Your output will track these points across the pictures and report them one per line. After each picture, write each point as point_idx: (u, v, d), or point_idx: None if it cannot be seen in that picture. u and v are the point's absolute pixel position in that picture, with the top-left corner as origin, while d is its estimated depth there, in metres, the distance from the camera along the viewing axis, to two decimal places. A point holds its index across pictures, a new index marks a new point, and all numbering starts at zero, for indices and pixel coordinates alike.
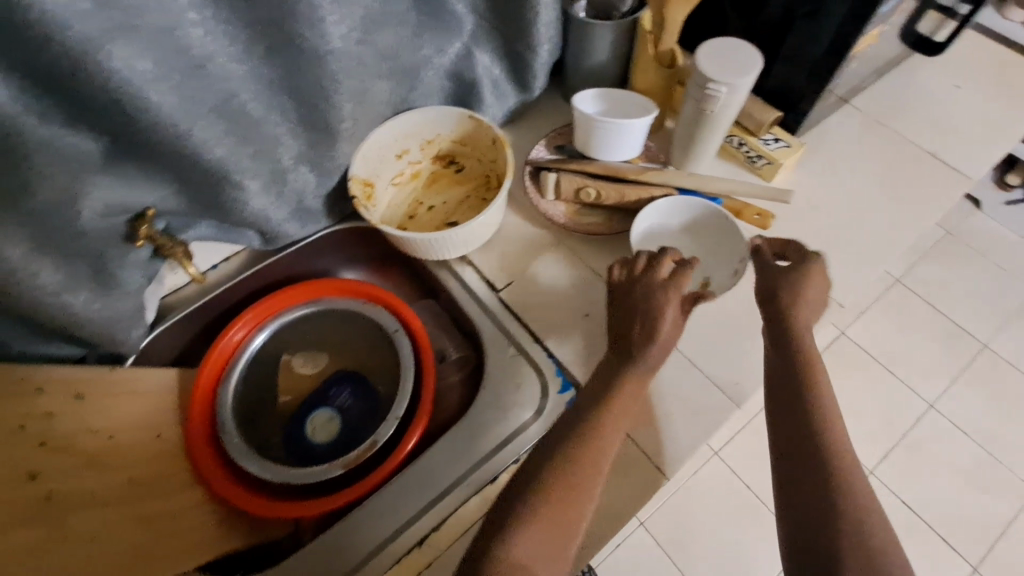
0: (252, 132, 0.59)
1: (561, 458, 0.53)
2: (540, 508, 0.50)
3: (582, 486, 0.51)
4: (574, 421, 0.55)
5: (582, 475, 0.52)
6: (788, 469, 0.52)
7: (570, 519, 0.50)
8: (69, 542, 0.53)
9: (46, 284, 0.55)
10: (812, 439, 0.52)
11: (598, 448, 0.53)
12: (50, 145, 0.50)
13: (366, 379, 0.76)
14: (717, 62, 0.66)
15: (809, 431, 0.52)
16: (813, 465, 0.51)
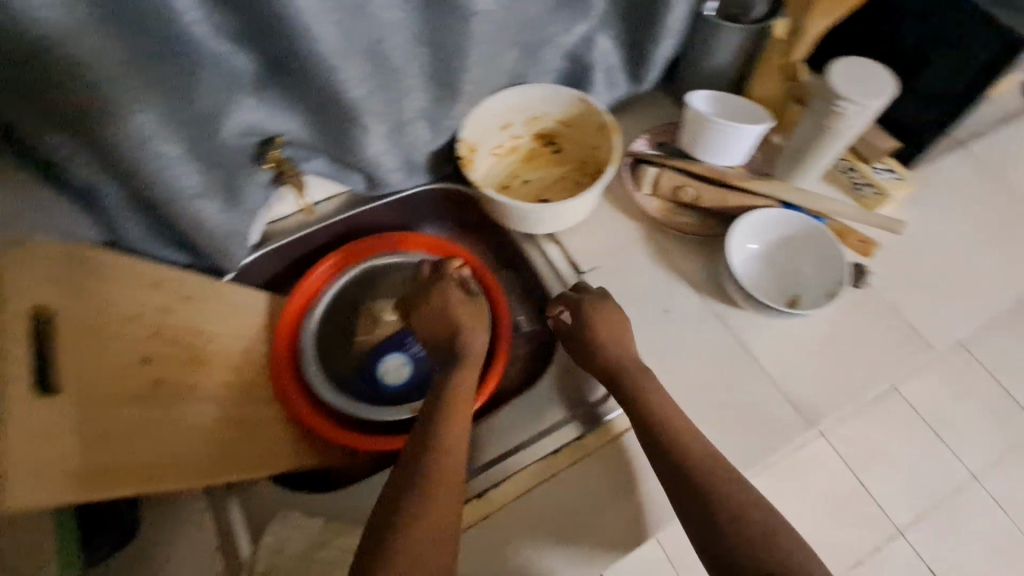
0: (390, 78, 0.62)
1: (424, 470, 0.55)
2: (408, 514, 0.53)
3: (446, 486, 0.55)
4: (433, 431, 0.58)
5: (453, 483, 0.56)
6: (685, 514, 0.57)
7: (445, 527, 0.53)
8: (173, 427, 0.57)
9: (187, 187, 0.58)
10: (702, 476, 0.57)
11: (443, 465, 0.56)
12: (215, 59, 0.53)
13: None
14: (850, 79, 0.65)
15: (693, 473, 0.57)
16: (718, 498, 0.56)
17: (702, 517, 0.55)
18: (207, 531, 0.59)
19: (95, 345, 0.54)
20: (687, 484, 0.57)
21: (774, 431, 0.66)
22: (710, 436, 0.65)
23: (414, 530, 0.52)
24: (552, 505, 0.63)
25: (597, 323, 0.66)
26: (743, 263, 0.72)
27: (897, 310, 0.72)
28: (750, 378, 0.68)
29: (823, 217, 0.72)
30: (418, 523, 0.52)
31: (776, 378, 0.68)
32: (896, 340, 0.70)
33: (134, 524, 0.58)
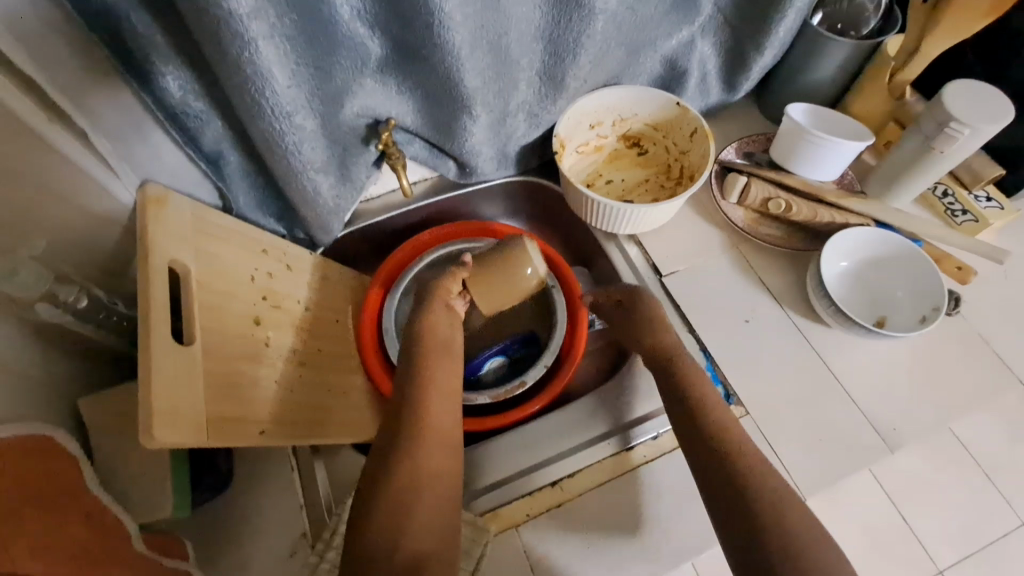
0: (506, 71, 0.64)
1: (422, 466, 0.56)
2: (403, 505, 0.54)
3: (433, 478, 0.56)
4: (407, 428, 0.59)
5: (445, 477, 0.57)
6: (717, 508, 0.56)
7: (443, 513, 0.55)
8: (280, 387, 0.60)
9: (311, 162, 0.61)
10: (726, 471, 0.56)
11: (428, 458, 0.56)
12: (352, 40, 0.55)
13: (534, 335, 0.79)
14: (966, 103, 0.64)
15: (716, 476, 0.56)
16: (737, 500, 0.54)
17: (742, 512, 0.54)
18: (293, 490, 0.62)
19: (215, 300, 0.56)
20: (724, 493, 0.55)
21: (852, 452, 0.65)
22: (785, 449, 0.65)
23: (410, 519, 0.53)
24: (627, 498, 0.63)
25: (643, 316, 0.67)
26: (833, 281, 0.72)
27: (987, 340, 0.71)
28: (829, 395, 0.68)
29: (919, 240, 0.73)
30: (414, 515, 0.53)
31: (856, 398, 0.68)
32: (984, 371, 0.69)
33: (228, 474, 0.61)
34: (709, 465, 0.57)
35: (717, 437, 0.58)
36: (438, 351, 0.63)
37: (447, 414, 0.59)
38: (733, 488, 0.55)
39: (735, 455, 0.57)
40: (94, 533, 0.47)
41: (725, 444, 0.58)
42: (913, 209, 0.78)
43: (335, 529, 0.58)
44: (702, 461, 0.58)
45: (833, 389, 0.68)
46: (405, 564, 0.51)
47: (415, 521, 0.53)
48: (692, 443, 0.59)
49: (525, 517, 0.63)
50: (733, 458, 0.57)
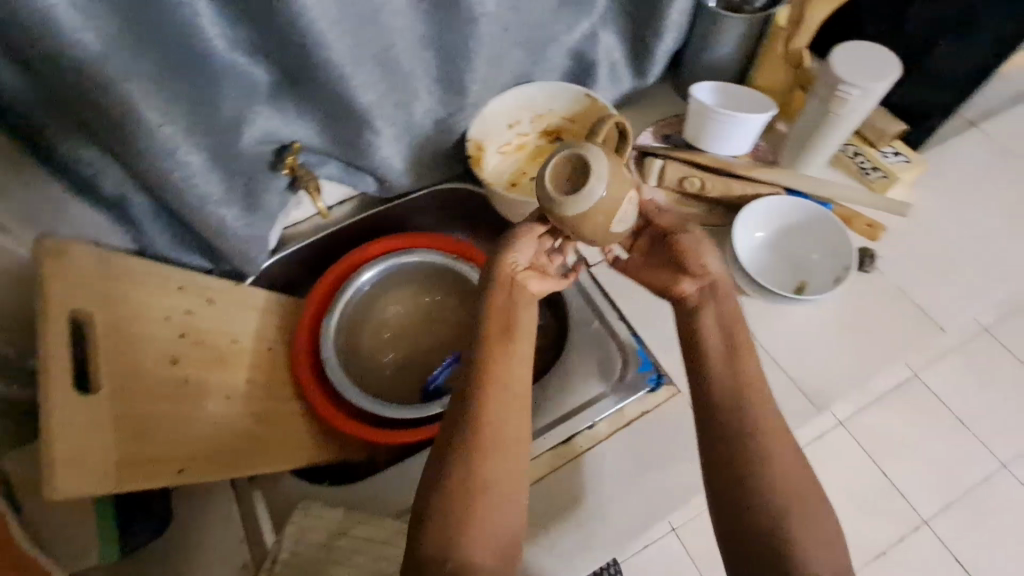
0: (399, 82, 0.64)
1: (493, 465, 0.48)
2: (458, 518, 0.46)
3: (497, 487, 0.48)
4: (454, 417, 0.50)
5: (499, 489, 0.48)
6: (732, 514, 0.48)
7: (506, 527, 0.48)
8: (202, 424, 0.61)
9: (210, 195, 0.61)
10: (752, 475, 0.48)
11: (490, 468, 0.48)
12: (234, 70, 0.56)
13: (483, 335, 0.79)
14: (853, 64, 0.65)
15: (738, 475, 0.49)
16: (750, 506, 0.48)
17: (759, 521, 0.47)
18: (232, 521, 0.62)
19: (126, 343, 0.59)
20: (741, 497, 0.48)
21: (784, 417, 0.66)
22: None
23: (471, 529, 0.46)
24: (565, 490, 0.64)
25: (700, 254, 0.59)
26: (752, 252, 0.73)
27: (906, 293, 0.72)
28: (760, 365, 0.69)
29: (830, 203, 0.74)
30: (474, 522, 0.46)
31: (784, 365, 0.69)
32: (905, 324, 0.70)
33: (164, 512, 0.62)
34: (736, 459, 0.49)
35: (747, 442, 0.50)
36: (501, 337, 0.52)
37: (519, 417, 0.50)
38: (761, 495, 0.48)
39: (759, 462, 0.49)
40: None
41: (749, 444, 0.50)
42: (828, 174, 0.79)
43: (275, 556, 0.57)
44: (726, 465, 0.50)
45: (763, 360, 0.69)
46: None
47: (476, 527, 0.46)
48: (727, 435, 0.51)
49: None
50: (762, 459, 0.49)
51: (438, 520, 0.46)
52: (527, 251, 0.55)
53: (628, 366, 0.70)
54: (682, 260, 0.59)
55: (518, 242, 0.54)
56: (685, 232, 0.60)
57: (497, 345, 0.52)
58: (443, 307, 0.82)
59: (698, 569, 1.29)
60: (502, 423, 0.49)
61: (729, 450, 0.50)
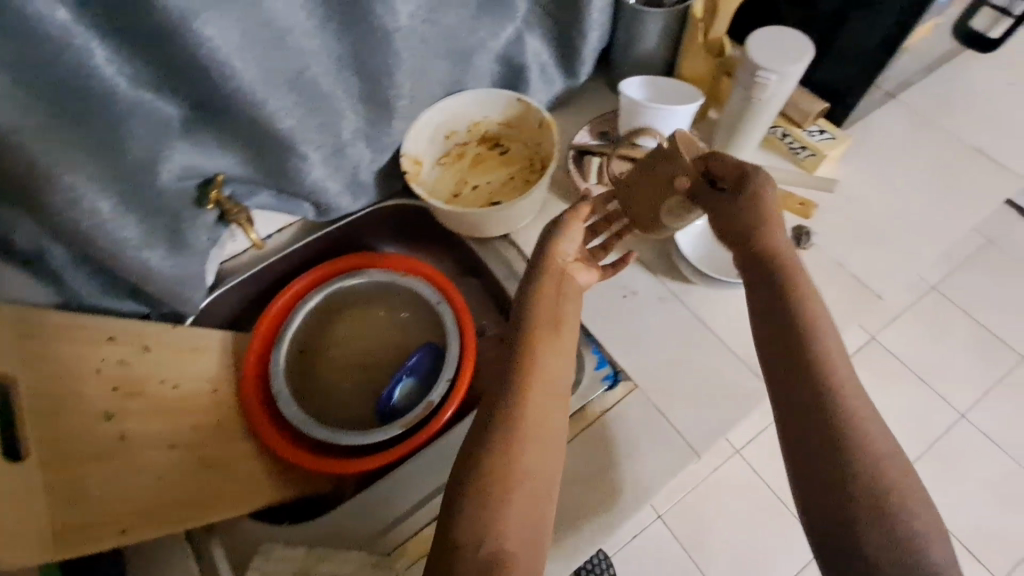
0: (320, 105, 0.62)
1: (533, 455, 0.49)
2: (494, 503, 0.47)
3: (534, 478, 0.49)
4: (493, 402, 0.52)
5: (529, 477, 0.49)
6: (818, 485, 0.47)
7: (539, 514, 0.48)
8: (145, 478, 0.59)
9: (129, 239, 0.59)
10: (836, 441, 0.47)
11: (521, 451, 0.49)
12: (139, 108, 0.53)
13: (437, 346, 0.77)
14: (769, 50, 0.66)
15: (824, 445, 0.47)
16: (836, 475, 0.46)
17: (848, 487, 0.46)
18: None
19: (56, 402, 0.57)
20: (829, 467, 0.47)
21: (740, 400, 0.67)
22: (677, 414, 0.66)
23: (502, 517, 0.46)
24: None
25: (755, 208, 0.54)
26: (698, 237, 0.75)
27: (843, 265, 0.74)
28: (711, 350, 0.70)
29: None
30: (511, 503, 0.47)
31: (734, 348, 0.70)
32: (844, 295, 0.72)
33: None
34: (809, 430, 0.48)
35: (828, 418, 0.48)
36: (548, 329, 0.54)
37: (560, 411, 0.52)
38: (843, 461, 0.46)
39: (840, 435, 0.47)
40: None
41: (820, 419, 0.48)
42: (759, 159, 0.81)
43: None
44: (807, 435, 0.48)
45: (714, 346, 0.70)
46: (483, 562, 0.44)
47: (512, 510, 0.47)
48: (800, 407, 0.49)
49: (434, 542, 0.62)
50: (843, 424, 0.47)
51: (472, 510, 0.47)
52: (574, 242, 0.60)
53: (584, 365, 0.70)
54: (741, 218, 0.55)
55: (566, 231, 0.59)
56: (740, 187, 0.55)
57: (542, 334, 0.54)
58: (397, 322, 0.81)
59: (687, 553, 1.30)
60: (548, 412, 0.51)
61: (811, 419, 0.48)
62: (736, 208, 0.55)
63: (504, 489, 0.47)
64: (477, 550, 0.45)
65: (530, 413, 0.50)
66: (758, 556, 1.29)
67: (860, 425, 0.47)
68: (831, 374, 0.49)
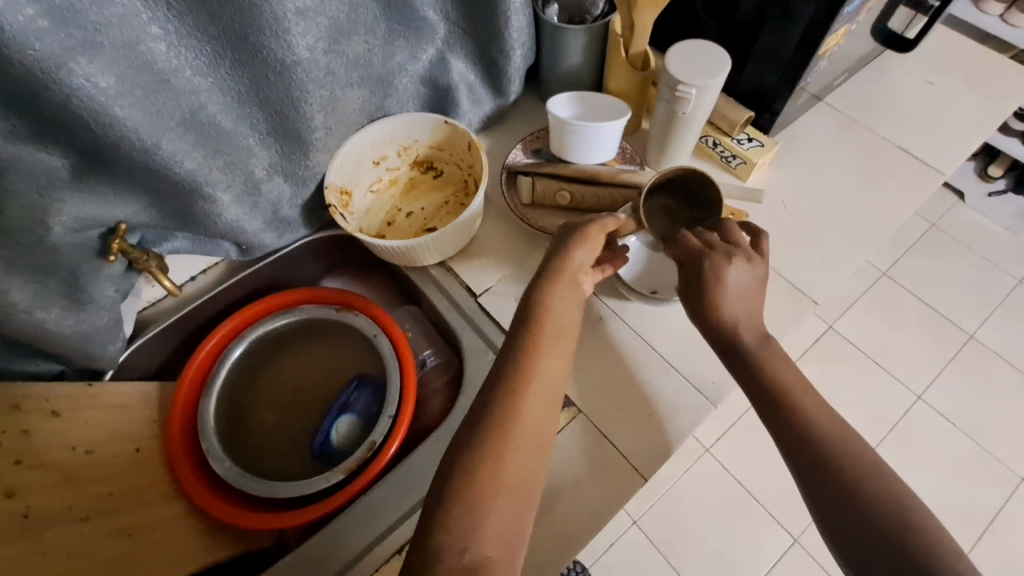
0: (222, 143, 0.59)
1: (513, 456, 0.52)
2: (484, 508, 0.50)
3: (511, 481, 0.51)
4: (480, 421, 0.54)
5: (513, 481, 0.52)
6: (821, 493, 0.53)
7: (516, 531, 0.50)
8: (53, 559, 0.54)
9: (17, 301, 0.55)
10: (824, 452, 0.54)
11: (508, 459, 0.52)
12: (17, 163, 0.50)
13: (379, 381, 0.74)
14: (686, 63, 0.66)
15: (818, 457, 0.54)
16: (833, 483, 0.53)
17: (848, 491, 0.52)
18: None
19: None
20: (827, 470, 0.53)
21: (683, 415, 0.66)
22: (621, 434, 0.66)
23: (486, 526, 0.49)
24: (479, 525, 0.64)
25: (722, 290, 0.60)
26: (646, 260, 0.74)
27: (779, 271, 0.75)
28: (653, 367, 0.69)
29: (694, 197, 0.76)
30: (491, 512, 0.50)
31: (675, 363, 0.69)
32: (781, 301, 0.73)
33: None
34: (802, 442, 0.55)
35: (799, 419, 0.56)
36: (553, 336, 0.58)
37: (550, 419, 0.56)
38: (833, 465, 0.53)
39: (832, 447, 0.54)
40: None
41: (795, 421, 0.56)
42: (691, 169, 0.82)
43: None
44: (802, 450, 0.55)
45: (657, 363, 0.69)
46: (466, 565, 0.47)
47: (498, 517, 0.50)
48: (788, 435, 0.56)
49: None
50: (823, 433, 0.55)
51: (463, 525, 0.49)
52: (588, 250, 0.62)
53: None
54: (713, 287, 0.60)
55: (584, 240, 0.62)
56: (725, 267, 0.60)
57: (547, 341, 0.58)
58: (338, 359, 0.77)
59: (664, 557, 1.30)
60: (536, 423, 0.54)
61: (796, 435, 0.56)
62: (703, 279, 0.60)
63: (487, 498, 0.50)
64: (460, 557, 0.47)
65: (527, 424, 0.54)
66: (733, 554, 1.29)
67: (833, 431, 0.55)
68: (805, 398, 0.57)
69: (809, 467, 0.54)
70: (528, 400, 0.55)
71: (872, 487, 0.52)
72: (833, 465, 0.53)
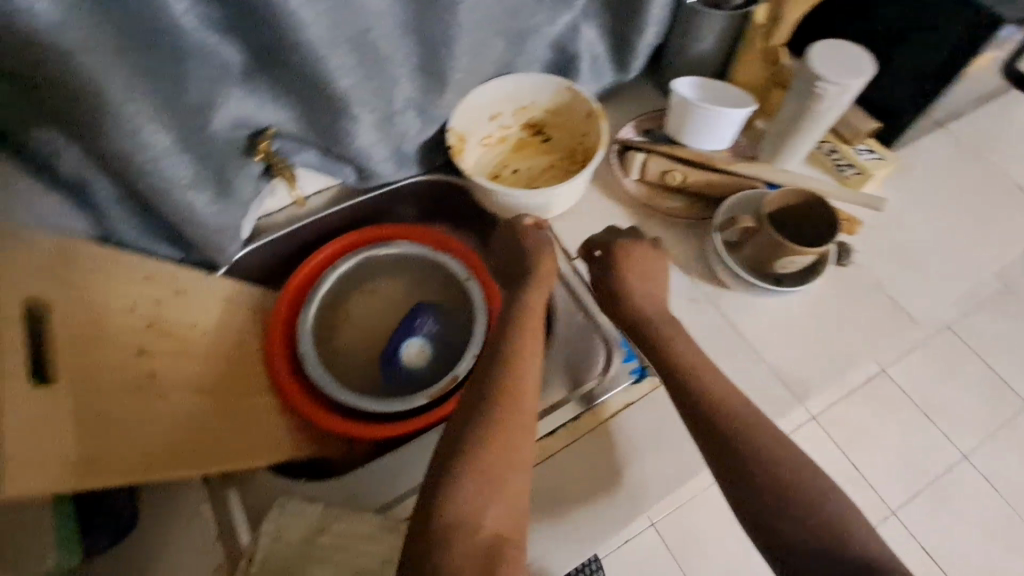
0: (377, 68, 0.63)
1: (506, 441, 0.53)
2: (492, 489, 0.50)
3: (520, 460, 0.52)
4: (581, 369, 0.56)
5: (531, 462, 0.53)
6: (750, 498, 0.51)
7: (517, 510, 0.51)
8: (171, 421, 0.58)
9: (178, 179, 0.58)
10: (747, 454, 0.53)
11: (510, 439, 0.53)
12: (204, 51, 0.54)
13: (457, 321, 0.77)
14: (830, 60, 0.66)
15: (743, 458, 0.53)
16: (761, 486, 0.51)
17: (765, 491, 0.51)
18: (206, 518, 0.60)
19: (82, 342, 0.54)
20: None
21: (767, 406, 0.67)
22: None
23: (491, 502, 0.49)
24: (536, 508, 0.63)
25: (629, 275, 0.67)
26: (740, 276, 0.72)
27: (881, 285, 0.74)
28: (742, 355, 0.70)
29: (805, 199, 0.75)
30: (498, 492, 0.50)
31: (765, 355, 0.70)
32: (878, 314, 0.72)
33: (131, 518, 0.59)
34: (732, 445, 0.54)
35: (740, 438, 0.54)
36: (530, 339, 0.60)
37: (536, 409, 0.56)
38: (752, 468, 0.52)
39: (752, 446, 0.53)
40: None
41: (732, 440, 0.54)
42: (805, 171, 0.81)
43: (251, 555, 0.57)
44: (718, 453, 0.54)
45: (746, 351, 0.70)
46: (489, 542, 0.47)
47: (502, 500, 0.50)
48: (711, 442, 0.55)
49: None
50: (754, 437, 0.54)
51: None
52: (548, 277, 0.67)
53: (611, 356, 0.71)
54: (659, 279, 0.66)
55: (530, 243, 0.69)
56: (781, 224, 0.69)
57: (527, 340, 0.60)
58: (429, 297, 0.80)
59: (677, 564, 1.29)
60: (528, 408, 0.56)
61: (723, 438, 0.54)
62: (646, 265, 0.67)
63: (501, 478, 0.51)
64: (474, 537, 0.47)
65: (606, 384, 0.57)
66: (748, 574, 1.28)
67: None
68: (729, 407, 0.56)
69: (735, 468, 0.53)
70: (507, 388, 0.56)
71: (800, 489, 0.50)
72: (762, 469, 0.52)
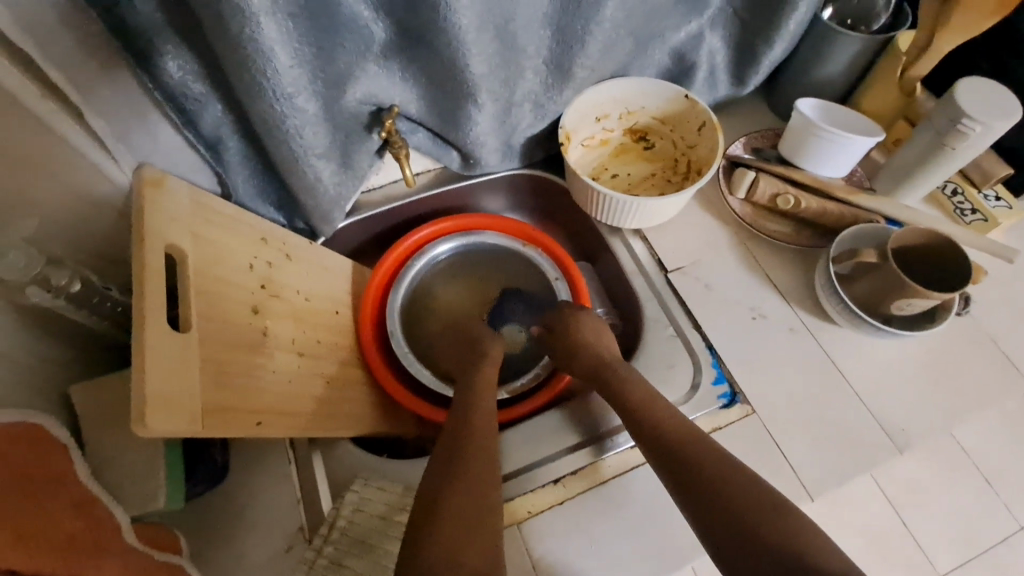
0: (510, 56, 0.62)
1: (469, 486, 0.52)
2: (460, 524, 0.49)
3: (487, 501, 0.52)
4: None
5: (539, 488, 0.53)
6: (721, 531, 0.50)
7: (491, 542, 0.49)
8: (277, 381, 0.58)
9: (313, 147, 0.59)
10: (715, 484, 0.52)
11: (473, 472, 0.53)
12: (358, 24, 0.54)
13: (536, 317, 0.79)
14: (979, 100, 0.63)
15: (710, 493, 0.52)
16: (726, 519, 0.50)
17: (728, 520, 0.50)
18: (290, 483, 0.61)
19: (209, 285, 0.52)
20: None
21: (863, 452, 0.64)
22: (792, 448, 0.65)
23: (461, 535, 0.48)
24: (573, 527, 0.61)
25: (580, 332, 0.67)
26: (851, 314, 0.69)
27: (996, 341, 0.71)
28: (839, 394, 0.67)
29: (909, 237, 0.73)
30: (467, 524, 0.49)
31: (863, 397, 0.67)
32: (991, 372, 0.69)
33: (222, 467, 0.61)
34: (702, 480, 0.53)
35: (704, 476, 0.53)
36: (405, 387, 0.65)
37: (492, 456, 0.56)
38: (721, 504, 0.51)
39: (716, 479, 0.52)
40: (86, 522, 0.45)
41: (694, 471, 0.53)
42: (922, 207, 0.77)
43: (333, 523, 0.57)
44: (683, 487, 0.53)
45: (844, 391, 0.68)
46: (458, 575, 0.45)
47: (476, 534, 0.49)
48: (676, 479, 0.54)
49: (528, 514, 0.62)
50: (722, 471, 0.53)
51: None
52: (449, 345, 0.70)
53: (701, 376, 0.69)
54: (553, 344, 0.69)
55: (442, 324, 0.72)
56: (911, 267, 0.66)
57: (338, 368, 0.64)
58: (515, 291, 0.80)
59: None
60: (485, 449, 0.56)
61: (691, 472, 0.54)
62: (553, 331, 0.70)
63: (476, 519, 0.50)
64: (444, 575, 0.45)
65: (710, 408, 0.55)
66: None
67: None
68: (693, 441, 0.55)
69: (703, 510, 0.51)
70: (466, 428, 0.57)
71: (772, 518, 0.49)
72: (730, 500, 0.51)
